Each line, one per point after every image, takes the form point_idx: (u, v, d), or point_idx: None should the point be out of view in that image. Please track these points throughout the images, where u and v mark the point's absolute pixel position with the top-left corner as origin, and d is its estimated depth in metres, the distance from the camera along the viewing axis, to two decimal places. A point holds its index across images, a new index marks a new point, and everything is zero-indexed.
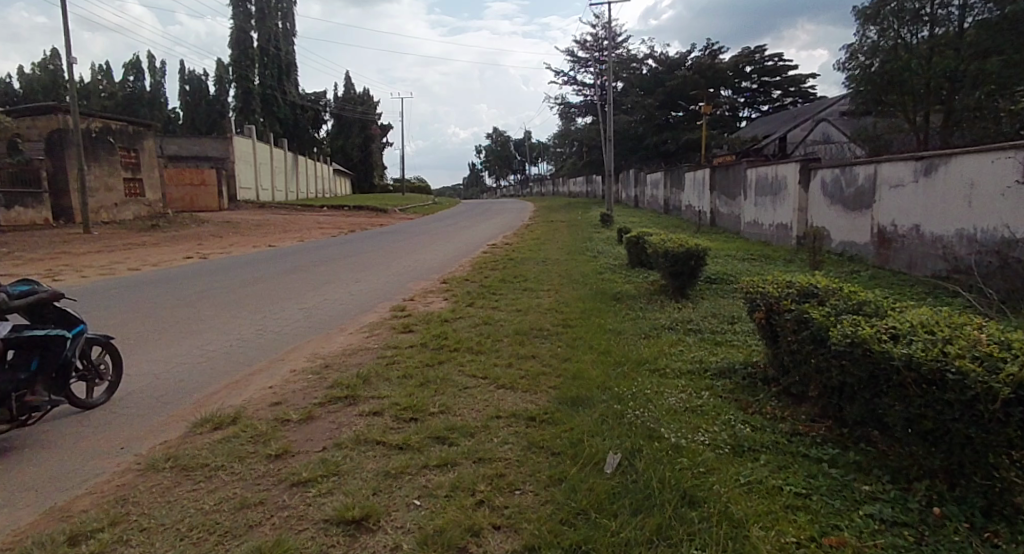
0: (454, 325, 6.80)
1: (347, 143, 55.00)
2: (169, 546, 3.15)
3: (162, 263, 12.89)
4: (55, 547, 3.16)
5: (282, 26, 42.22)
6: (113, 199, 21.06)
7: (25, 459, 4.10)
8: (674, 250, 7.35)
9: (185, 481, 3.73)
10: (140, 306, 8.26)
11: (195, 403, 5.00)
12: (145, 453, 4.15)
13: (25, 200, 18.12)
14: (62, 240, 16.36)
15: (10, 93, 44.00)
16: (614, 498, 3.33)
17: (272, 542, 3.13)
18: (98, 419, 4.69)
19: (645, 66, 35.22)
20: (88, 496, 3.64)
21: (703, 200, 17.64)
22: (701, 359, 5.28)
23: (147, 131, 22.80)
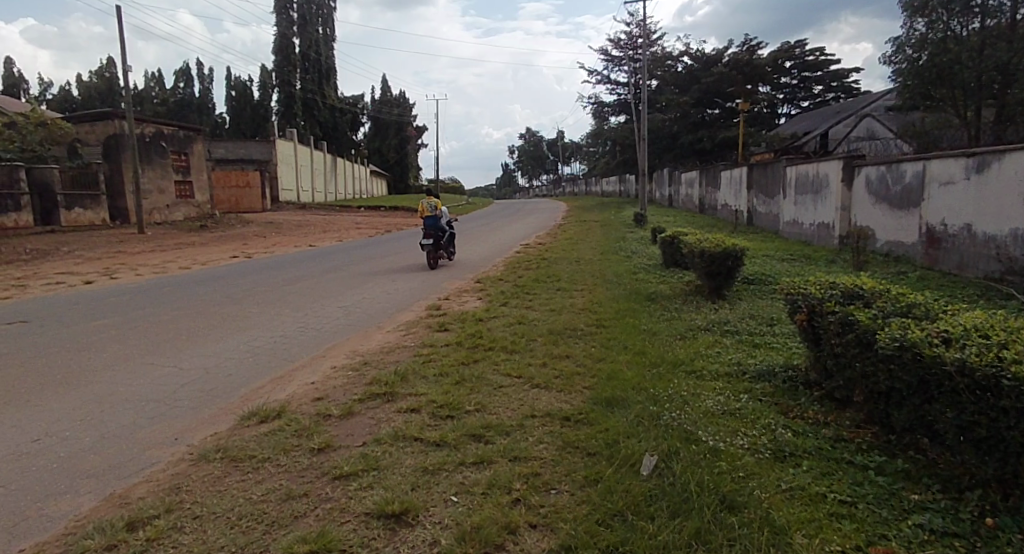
0: (489, 325, 6.79)
1: (383, 145, 55.67)
2: (220, 533, 3.22)
3: (211, 262, 13.20)
4: (115, 532, 3.26)
5: (323, 32, 42.90)
6: (165, 200, 21.66)
7: (85, 448, 4.23)
8: (710, 250, 7.25)
9: (233, 471, 3.81)
10: (190, 303, 8.47)
11: (242, 396, 5.12)
12: (197, 444, 4.25)
13: (84, 201, 18.71)
14: (118, 240, 16.85)
15: (70, 100, 45.76)
16: (651, 500, 3.30)
17: (317, 533, 3.18)
18: (151, 410, 4.83)
19: (680, 63, 34.85)
20: (146, 484, 3.76)
21: (740, 199, 17.33)
22: (740, 361, 5.20)
23: (197, 136, 23.43)
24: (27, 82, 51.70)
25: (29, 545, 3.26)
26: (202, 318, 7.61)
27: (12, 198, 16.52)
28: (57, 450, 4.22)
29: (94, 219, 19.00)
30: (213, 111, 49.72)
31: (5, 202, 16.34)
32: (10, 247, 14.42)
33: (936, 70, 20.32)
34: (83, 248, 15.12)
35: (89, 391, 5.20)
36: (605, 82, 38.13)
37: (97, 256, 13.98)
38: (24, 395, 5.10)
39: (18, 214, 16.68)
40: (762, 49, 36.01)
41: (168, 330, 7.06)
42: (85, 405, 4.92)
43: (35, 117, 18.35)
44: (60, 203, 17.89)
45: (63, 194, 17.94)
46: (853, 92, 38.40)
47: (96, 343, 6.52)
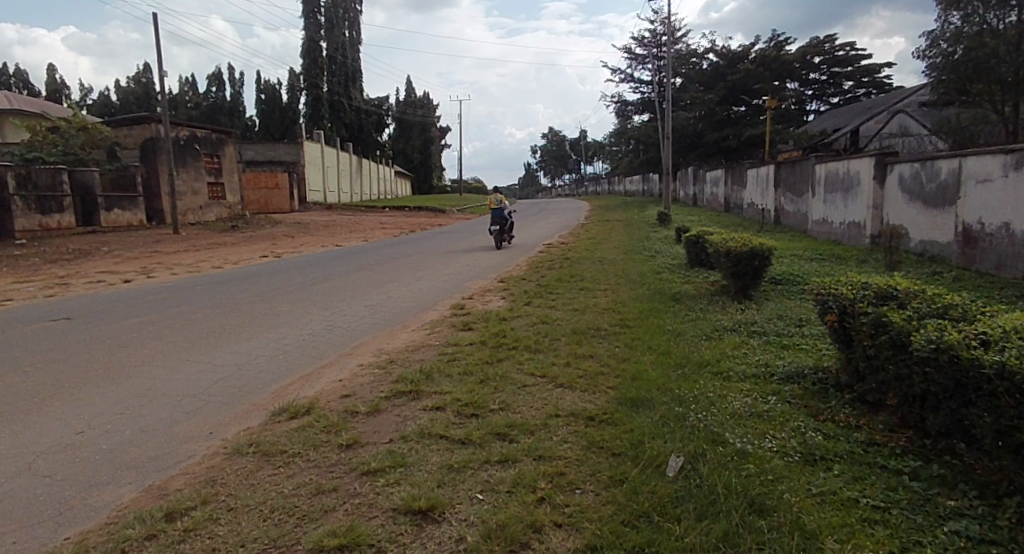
0: (513, 324, 6.78)
1: (407, 145, 55.99)
2: (254, 525, 3.26)
3: (243, 261, 13.41)
4: (155, 522, 3.32)
5: (349, 35, 43.30)
6: (198, 201, 22.03)
7: (125, 441, 4.32)
8: (736, 250, 7.14)
9: (265, 465, 3.85)
10: (222, 301, 8.59)
11: (273, 393, 5.17)
12: (231, 438, 4.31)
13: (123, 203, 19.06)
14: (154, 240, 17.16)
15: (109, 105, 46.84)
16: (677, 502, 3.27)
17: (346, 527, 3.20)
18: (187, 405, 4.91)
19: (705, 60, 34.47)
20: (182, 477, 3.83)
21: (767, 197, 17.06)
22: (767, 362, 5.11)
23: (228, 138, 23.79)
24: (68, 87, 53.03)
25: (73, 534, 3.33)
26: (233, 316, 7.71)
27: (55, 200, 16.77)
28: (99, 442, 4.30)
29: (132, 220, 19.35)
30: (243, 114, 50.46)
31: (49, 203, 16.60)
32: (52, 247, 14.76)
33: (972, 64, 19.80)
34: (122, 248, 15.43)
35: (128, 386, 5.29)
36: (628, 81, 37.90)
37: (133, 256, 14.23)
38: (64, 390, 5.20)
39: (61, 215, 16.94)
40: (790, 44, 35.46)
41: (202, 327, 7.16)
42: (124, 400, 5.00)
43: (78, 122, 19.38)
44: (101, 204, 18.25)
45: (103, 196, 18.28)
46: (885, 88, 37.66)
47: (134, 340, 6.65)
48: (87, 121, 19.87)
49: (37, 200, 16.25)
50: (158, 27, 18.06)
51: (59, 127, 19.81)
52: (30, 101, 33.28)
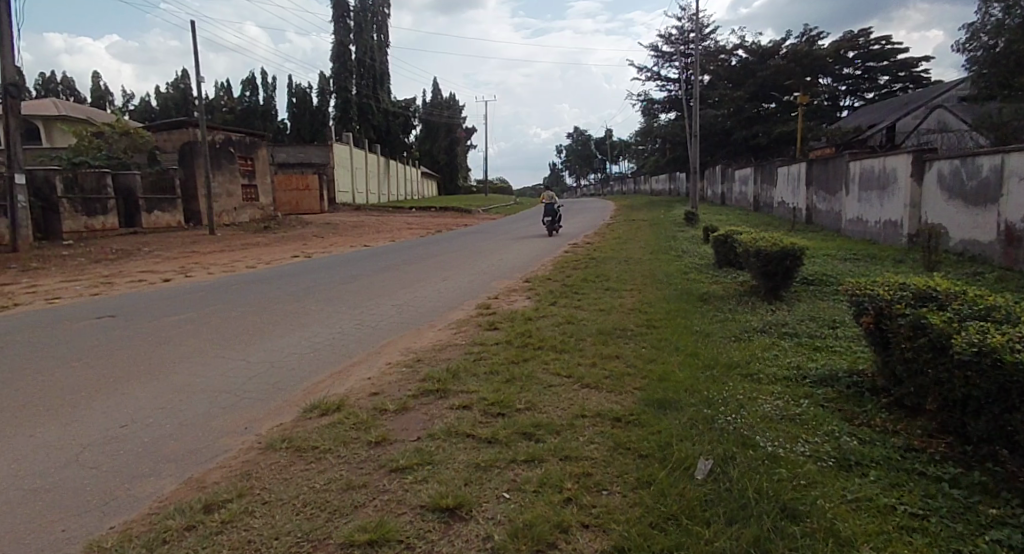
0: (539, 324, 6.75)
1: (433, 147, 56.35)
2: (287, 519, 3.29)
3: (277, 261, 13.59)
4: (193, 514, 3.37)
5: (377, 38, 43.75)
6: (233, 203, 22.40)
7: (165, 435, 4.39)
8: (767, 250, 7.02)
9: (298, 461, 3.88)
10: (255, 301, 8.68)
11: (304, 390, 5.22)
12: (264, 434, 4.36)
13: (163, 205, 19.42)
14: (191, 241, 17.49)
15: (149, 110, 47.99)
16: (706, 505, 3.22)
17: (375, 523, 3.21)
18: (224, 401, 4.97)
19: (734, 57, 34.05)
20: (218, 471, 3.87)
21: (798, 196, 16.77)
22: (799, 365, 5.01)
23: (261, 141, 24.16)
24: (111, 93, 54.49)
25: (118, 523, 3.39)
26: (266, 315, 7.79)
27: (100, 202, 17.15)
28: (141, 435, 4.38)
29: (172, 222, 19.71)
30: (275, 117, 51.24)
31: (95, 205, 16.98)
32: (95, 247, 15.16)
33: (1015, 56, 19.20)
34: (161, 248, 15.77)
35: (168, 381, 5.38)
36: (655, 79, 37.59)
37: (173, 256, 14.51)
38: (107, 385, 5.31)
39: (106, 217, 17.32)
40: (823, 39, 34.86)
41: (236, 326, 7.24)
42: (165, 395, 5.09)
43: (120, 127, 19.97)
44: (142, 206, 18.64)
45: (144, 198, 18.66)
46: (922, 82, 36.76)
47: (172, 337, 6.76)
48: (128, 127, 20.57)
49: (83, 203, 16.64)
50: (196, 34, 18.43)
51: (103, 131, 20.27)
52: (73, 106, 34.19)
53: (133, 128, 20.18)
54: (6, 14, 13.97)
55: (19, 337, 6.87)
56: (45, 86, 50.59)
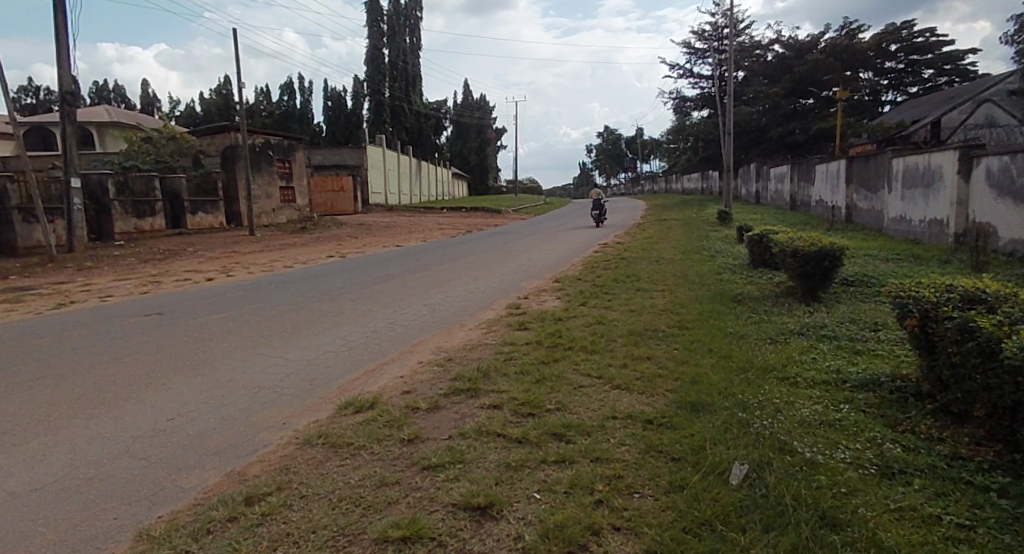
0: (569, 325, 6.69)
1: (464, 148, 56.58)
2: (323, 513, 3.30)
3: (313, 261, 13.79)
4: (235, 506, 3.41)
5: (410, 41, 44.06)
6: (272, 204, 22.77)
7: (208, 428, 4.45)
8: (804, 250, 6.85)
9: (334, 456, 3.90)
10: (292, 300, 8.79)
11: (340, 387, 5.26)
12: (302, 429, 4.39)
13: (207, 207, 19.82)
14: (231, 241, 17.84)
15: (193, 116, 49.20)
16: (742, 512, 3.14)
17: (408, 519, 3.21)
18: (263, 396, 5.03)
19: (770, 52, 33.45)
20: (258, 464, 3.91)
21: (838, 194, 16.37)
22: (839, 368, 4.86)
23: (298, 144, 24.52)
24: (158, 100, 56.05)
25: (165, 513, 3.45)
26: (302, 314, 7.87)
27: (149, 204, 17.56)
28: (186, 429, 4.45)
29: (215, 223, 20.08)
30: (311, 121, 52.06)
31: (144, 208, 17.40)
32: (143, 248, 15.54)
33: None
34: (204, 248, 16.13)
35: (212, 376, 5.48)
36: (688, 77, 37.12)
37: (215, 256, 14.80)
38: (155, 380, 5.41)
39: (154, 218, 17.72)
40: (863, 32, 33.92)
41: (273, 324, 7.34)
42: (208, 390, 5.17)
43: (166, 132, 20.47)
44: (187, 208, 19.05)
45: (189, 200, 19.09)
46: (968, 76, 35.60)
47: (211, 335, 6.86)
48: (173, 131, 21.09)
49: (133, 205, 17.06)
50: (236, 40, 18.74)
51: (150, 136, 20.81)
52: (122, 112, 35.21)
53: (177, 132, 20.66)
54: (62, 24, 14.41)
55: (70, 333, 7.06)
56: (97, 93, 52.28)
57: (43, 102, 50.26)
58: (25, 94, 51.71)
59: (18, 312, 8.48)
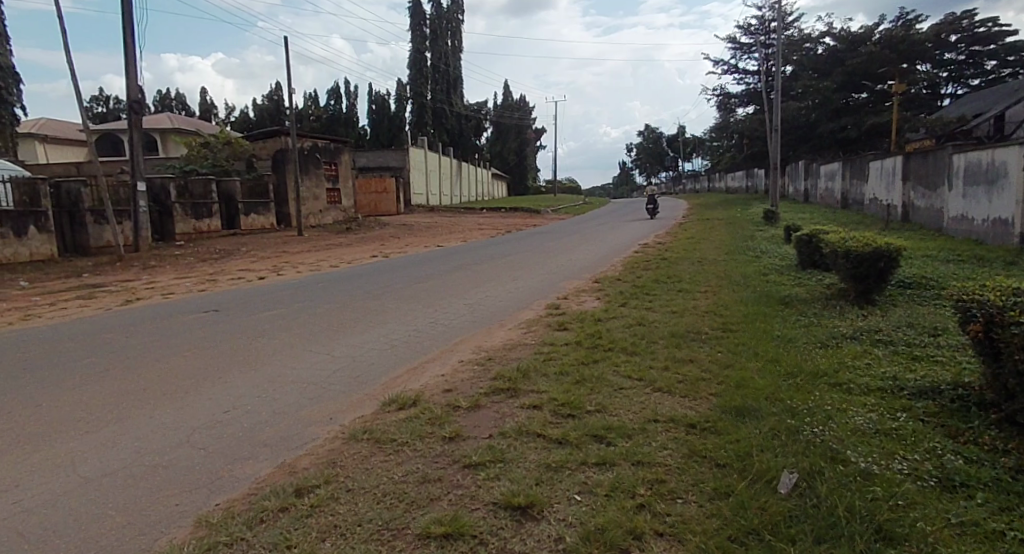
0: (609, 325, 6.62)
1: (504, 148, 56.67)
2: (368, 508, 3.30)
3: (358, 260, 13.97)
4: (286, 497, 3.44)
5: (452, 44, 44.30)
6: (319, 206, 23.14)
7: (261, 421, 4.52)
8: (858, 251, 6.60)
9: (378, 452, 3.91)
10: (337, 298, 8.90)
11: (384, 384, 5.28)
12: (348, 425, 4.42)
13: (258, 208, 20.27)
14: (280, 241, 18.24)
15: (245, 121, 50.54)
16: (792, 522, 3.03)
17: (450, 517, 3.19)
18: (312, 392, 5.10)
19: (820, 45, 32.54)
20: (308, 457, 3.95)
21: (894, 192, 15.81)
22: (895, 376, 4.65)
23: (343, 147, 24.91)
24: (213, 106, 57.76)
25: (222, 501, 3.51)
26: (347, 312, 7.95)
27: (206, 206, 18.05)
28: (239, 421, 4.52)
29: (266, 224, 20.52)
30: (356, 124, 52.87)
31: (202, 209, 17.91)
32: (201, 248, 15.99)
33: None
34: (256, 248, 16.51)
35: (264, 372, 5.57)
36: (733, 72, 36.42)
37: (266, 256, 15.12)
38: (211, 374, 5.52)
39: (211, 220, 18.20)
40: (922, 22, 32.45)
41: (320, 322, 7.42)
42: (260, 384, 5.24)
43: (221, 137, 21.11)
44: (241, 210, 19.52)
45: (243, 201, 19.57)
46: None
47: (262, 331, 6.99)
48: (229, 137, 21.69)
49: (192, 207, 17.57)
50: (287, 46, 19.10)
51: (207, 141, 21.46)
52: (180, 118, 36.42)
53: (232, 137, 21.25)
54: (129, 34, 14.92)
55: (131, 328, 7.28)
56: (160, 101, 54.28)
57: (111, 111, 52.46)
58: (96, 104, 54.18)
59: (88, 307, 8.82)
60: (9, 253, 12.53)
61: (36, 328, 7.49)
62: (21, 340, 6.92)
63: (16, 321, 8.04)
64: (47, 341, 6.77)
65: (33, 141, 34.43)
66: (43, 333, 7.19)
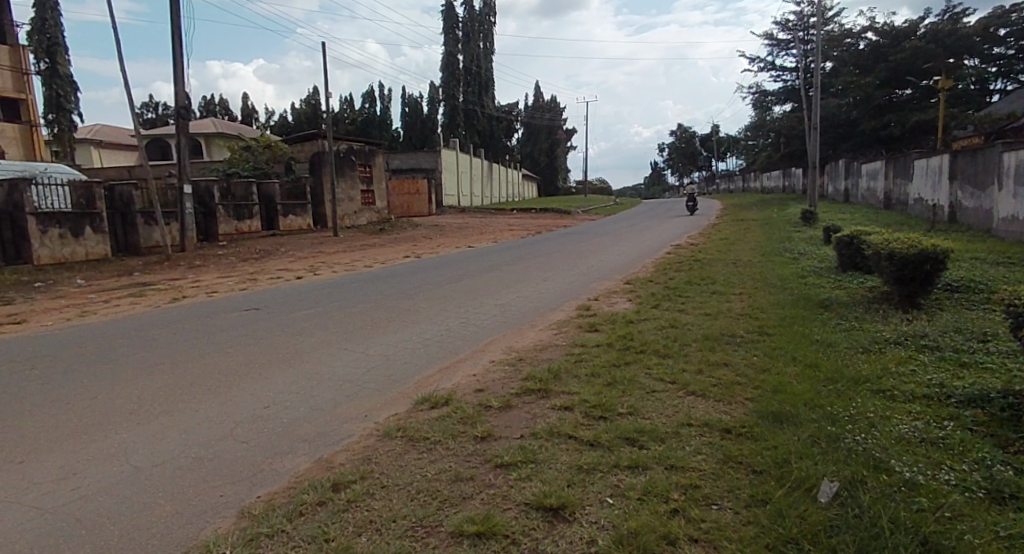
0: (640, 327, 6.55)
1: (535, 149, 56.61)
2: (402, 504, 3.30)
3: (392, 260, 14.08)
4: (323, 492, 3.46)
5: (484, 46, 44.37)
6: (354, 207, 23.40)
7: (299, 417, 4.56)
8: (902, 254, 6.42)
9: (411, 449, 3.92)
10: (369, 298, 8.95)
11: (417, 382, 5.30)
12: (382, 422, 4.44)
13: (296, 209, 20.59)
14: (317, 242, 18.50)
15: (283, 125, 51.42)
16: (832, 531, 2.94)
17: (482, 515, 3.17)
18: (348, 389, 5.14)
19: (861, 41, 31.74)
20: (344, 453, 3.98)
21: (940, 191, 15.34)
22: (942, 383, 4.48)
23: (378, 149, 25.17)
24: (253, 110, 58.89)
25: (263, 493, 3.55)
26: (380, 311, 8.00)
27: (247, 207, 18.43)
28: (278, 417, 4.57)
29: (303, 225, 20.82)
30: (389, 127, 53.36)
31: (243, 211, 18.28)
32: (244, 248, 16.29)
33: None
34: (293, 248, 16.77)
35: (302, 369, 5.63)
36: (769, 70, 35.78)
37: (303, 256, 15.34)
38: (252, 370, 5.61)
39: (251, 221, 18.55)
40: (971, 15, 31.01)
41: (355, 321, 7.48)
42: (299, 381, 5.31)
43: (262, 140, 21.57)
44: (280, 211, 19.86)
45: (282, 203, 19.91)
46: None
47: (300, 329, 7.08)
48: (269, 140, 22.12)
49: (234, 208, 17.95)
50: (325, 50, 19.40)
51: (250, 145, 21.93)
52: (223, 122, 37.22)
53: (272, 140, 21.69)
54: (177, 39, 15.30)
55: (175, 325, 7.43)
56: (204, 107, 55.55)
57: (158, 117, 53.85)
58: (146, 111, 55.69)
59: (140, 304, 9.05)
60: (67, 252, 12.94)
61: (87, 325, 7.70)
62: (73, 336, 7.11)
63: (73, 317, 8.29)
64: (97, 337, 6.96)
65: (87, 146, 35.48)
66: (93, 329, 7.38)
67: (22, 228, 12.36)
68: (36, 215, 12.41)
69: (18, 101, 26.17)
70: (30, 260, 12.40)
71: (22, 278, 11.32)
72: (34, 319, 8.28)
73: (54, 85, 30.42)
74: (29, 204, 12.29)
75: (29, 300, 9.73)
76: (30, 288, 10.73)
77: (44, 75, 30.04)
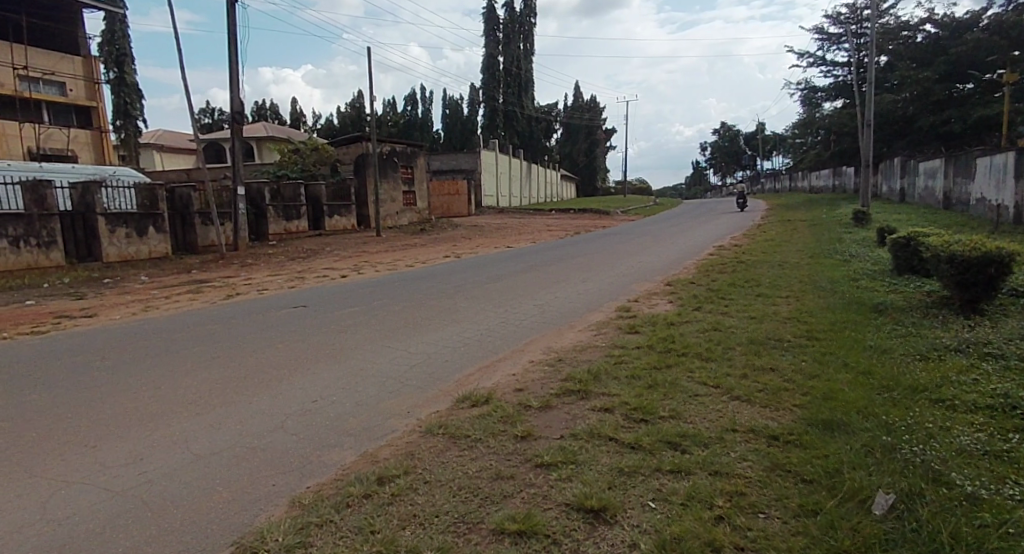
0: (683, 329, 6.43)
1: (573, 149, 56.34)
2: (445, 500, 3.29)
3: (433, 260, 14.16)
4: (368, 485, 3.47)
5: (524, 47, 44.23)
6: (396, 208, 23.65)
7: (345, 412, 4.61)
8: (964, 256, 6.15)
9: (452, 446, 3.90)
10: (410, 296, 9.03)
11: (457, 381, 5.30)
12: (424, 418, 4.44)
13: (340, 210, 20.91)
14: (360, 241, 18.76)
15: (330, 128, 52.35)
16: (888, 544, 2.83)
17: (524, 514, 3.13)
18: (391, 385, 5.17)
19: (918, 33, 30.56)
20: (388, 448, 3.99)
21: (1005, 190, 14.66)
22: (1007, 393, 4.25)
23: (419, 150, 25.39)
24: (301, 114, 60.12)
25: (312, 484, 3.58)
26: (422, 310, 8.05)
27: (296, 208, 18.80)
28: (326, 411, 4.62)
29: (348, 226, 21.12)
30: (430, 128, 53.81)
31: (292, 211, 18.66)
32: (292, 248, 16.59)
33: None
34: (337, 248, 17.03)
35: (347, 365, 5.69)
36: (819, 65, 34.82)
37: (347, 255, 15.55)
38: (300, 364, 5.69)
39: (299, 221, 18.92)
40: None
41: (397, 319, 7.53)
42: (345, 377, 5.36)
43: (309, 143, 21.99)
44: (326, 211, 20.19)
45: (328, 203, 20.24)
46: None
47: (345, 326, 7.16)
48: (315, 142, 22.52)
49: (283, 209, 18.34)
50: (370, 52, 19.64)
51: (297, 147, 22.36)
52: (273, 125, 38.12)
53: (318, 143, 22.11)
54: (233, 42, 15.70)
55: (227, 320, 7.61)
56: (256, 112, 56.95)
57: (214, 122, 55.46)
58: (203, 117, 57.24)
59: (197, 300, 9.31)
60: (132, 250, 13.42)
61: (146, 319, 7.94)
62: (134, 329, 7.35)
63: (136, 311, 8.56)
64: (155, 330, 7.16)
65: (149, 151, 36.71)
66: (151, 323, 7.61)
67: (92, 228, 12.83)
68: (106, 215, 12.87)
69: (89, 109, 27.04)
70: (99, 257, 12.89)
71: (91, 274, 11.79)
72: (101, 312, 8.58)
73: (121, 94, 31.52)
74: (100, 205, 12.76)
75: (97, 295, 10.11)
76: (97, 283, 11.14)
77: (113, 83, 31.17)
